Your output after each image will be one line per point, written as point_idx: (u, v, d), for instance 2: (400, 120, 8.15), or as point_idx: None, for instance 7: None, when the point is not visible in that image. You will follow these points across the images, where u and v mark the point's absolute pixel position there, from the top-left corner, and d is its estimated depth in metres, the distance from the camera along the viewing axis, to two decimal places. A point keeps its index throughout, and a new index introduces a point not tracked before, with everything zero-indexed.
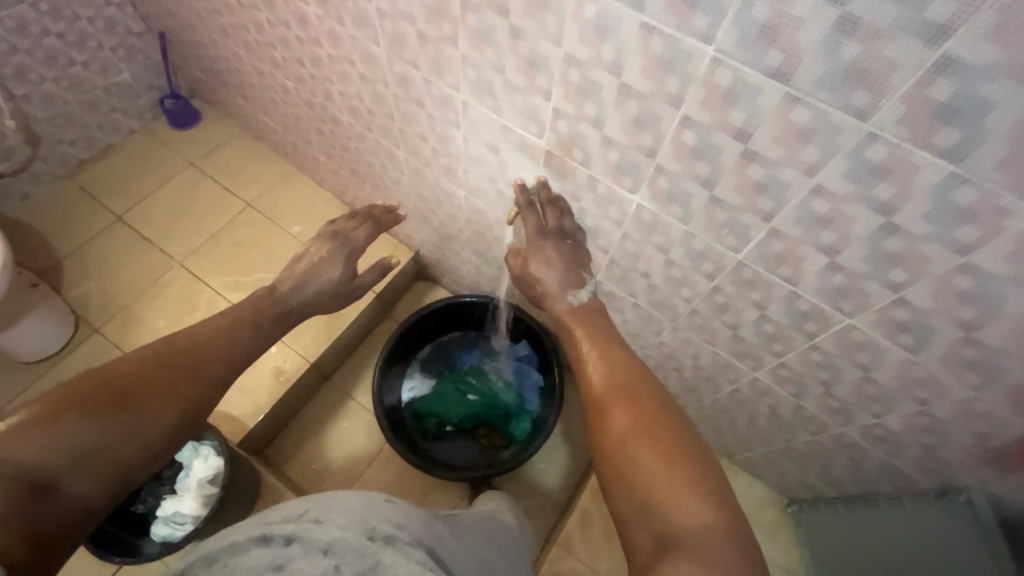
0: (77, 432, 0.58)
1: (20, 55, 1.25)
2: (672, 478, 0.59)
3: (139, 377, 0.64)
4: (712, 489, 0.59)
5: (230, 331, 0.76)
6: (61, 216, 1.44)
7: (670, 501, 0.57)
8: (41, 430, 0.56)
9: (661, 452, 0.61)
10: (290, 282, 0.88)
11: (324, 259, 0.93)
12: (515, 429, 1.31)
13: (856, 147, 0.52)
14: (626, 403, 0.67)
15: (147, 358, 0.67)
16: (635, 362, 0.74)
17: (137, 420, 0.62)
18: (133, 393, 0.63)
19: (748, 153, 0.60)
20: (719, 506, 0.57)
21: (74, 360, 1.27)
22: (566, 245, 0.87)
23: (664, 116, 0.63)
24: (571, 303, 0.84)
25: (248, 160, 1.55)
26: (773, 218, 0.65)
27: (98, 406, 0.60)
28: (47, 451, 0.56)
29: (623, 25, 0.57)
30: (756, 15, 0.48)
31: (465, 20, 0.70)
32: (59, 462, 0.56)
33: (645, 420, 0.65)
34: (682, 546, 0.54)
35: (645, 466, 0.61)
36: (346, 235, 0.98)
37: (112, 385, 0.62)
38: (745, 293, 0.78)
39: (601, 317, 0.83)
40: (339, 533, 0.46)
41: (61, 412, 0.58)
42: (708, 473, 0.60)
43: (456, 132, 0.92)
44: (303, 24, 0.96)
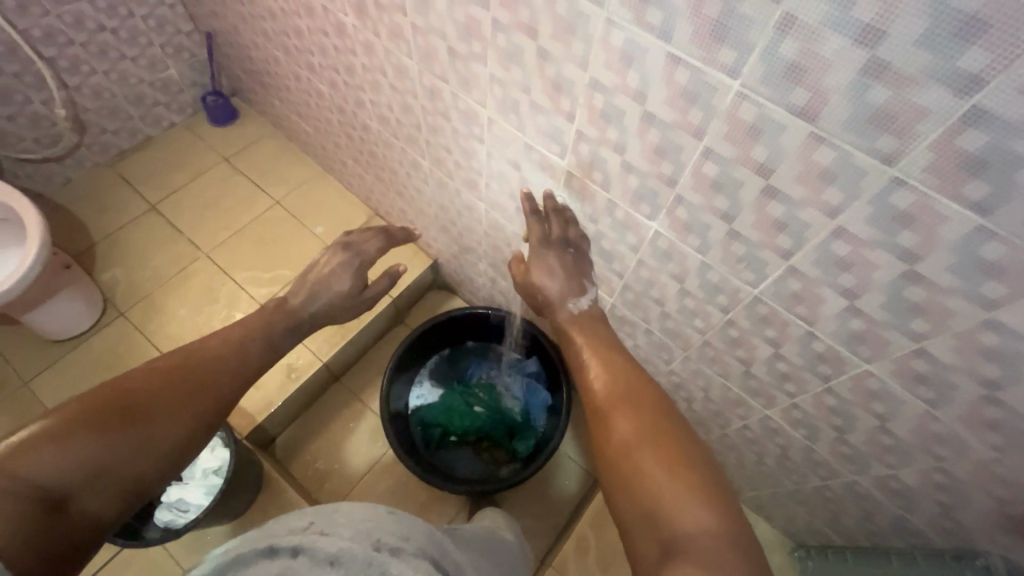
0: (89, 447, 0.55)
1: (75, 48, 1.31)
2: (676, 484, 0.57)
3: (151, 390, 0.62)
4: (715, 494, 0.56)
5: (241, 342, 0.76)
6: (99, 201, 1.50)
7: (673, 506, 0.55)
8: (50, 443, 0.53)
9: (666, 459, 0.59)
10: (305, 291, 0.88)
11: (335, 270, 0.91)
12: (518, 445, 1.29)
13: (881, 193, 0.51)
14: (628, 411, 0.66)
15: (160, 373, 0.65)
16: (639, 375, 0.73)
17: (148, 434, 0.60)
18: (145, 408, 0.61)
19: (770, 189, 0.59)
20: (725, 510, 0.55)
21: (98, 341, 1.32)
22: (568, 254, 0.88)
23: (685, 146, 0.62)
24: (575, 310, 0.86)
25: (279, 159, 1.59)
26: (792, 256, 0.63)
27: (110, 421, 0.57)
28: (57, 465, 0.52)
29: (648, 54, 0.57)
30: (783, 54, 0.48)
31: (495, 40, 0.71)
32: (69, 478, 0.53)
33: (645, 428, 0.64)
34: (688, 551, 0.51)
35: (651, 473, 0.59)
36: (357, 247, 0.94)
37: (124, 401, 0.60)
38: (759, 329, 0.77)
39: (600, 324, 0.84)
40: (345, 544, 0.46)
41: (71, 426, 0.55)
42: (715, 481, 0.58)
43: (480, 147, 0.93)
44: (341, 34, 0.98)
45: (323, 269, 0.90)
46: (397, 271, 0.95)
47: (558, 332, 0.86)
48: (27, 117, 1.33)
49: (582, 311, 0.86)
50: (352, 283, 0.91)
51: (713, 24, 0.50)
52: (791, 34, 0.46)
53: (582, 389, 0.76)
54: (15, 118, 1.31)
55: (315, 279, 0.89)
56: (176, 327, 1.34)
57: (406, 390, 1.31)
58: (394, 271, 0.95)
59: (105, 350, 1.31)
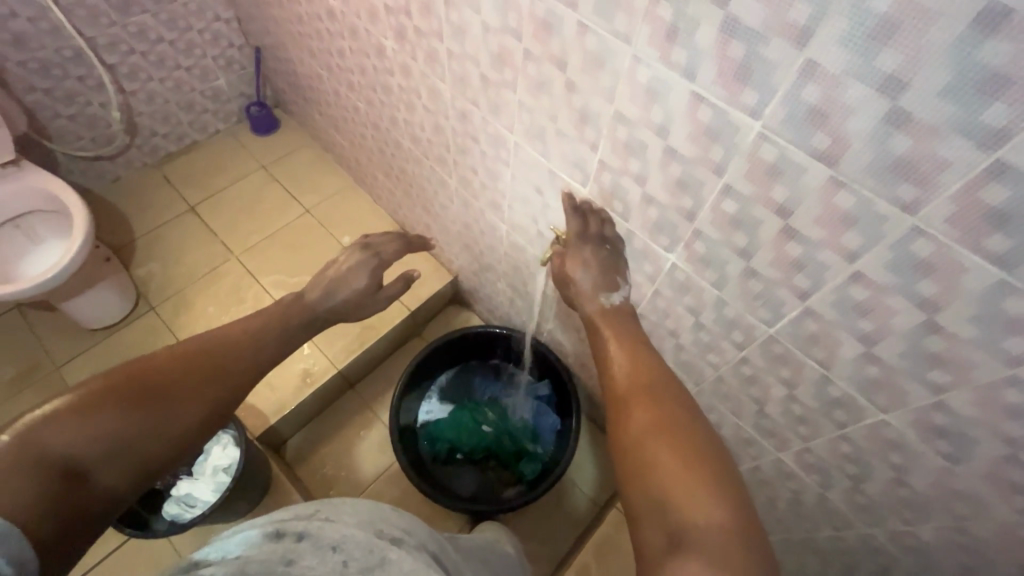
0: (111, 424, 0.57)
1: (136, 56, 1.40)
2: (692, 479, 0.56)
3: (175, 371, 0.64)
4: (727, 491, 0.56)
5: (260, 335, 0.74)
6: (143, 199, 1.57)
7: (684, 499, 0.55)
8: (72, 417, 0.55)
9: (682, 453, 0.58)
10: (320, 288, 0.87)
11: (352, 268, 0.90)
12: (524, 467, 1.29)
13: (900, 240, 0.50)
14: (647, 402, 0.66)
15: (180, 356, 0.66)
16: (659, 368, 0.71)
17: (169, 414, 0.61)
18: (167, 389, 0.62)
19: (788, 229, 0.59)
20: (736, 509, 0.54)
21: (129, 332, 1.36)
22: (604, 250, 0.84)
23: (706, 181, 0.63)
24: (604, 304, 0.82)
25: (314, 169, 1.66)
26: (810, 296, 0.63)
27: (132, 398, 0.59)
28: (79, 438, 0.54)
29: (672, 91, 0.58)
30: (805, 97, 0.48)
31: (525, 69, 0.74)
32: (89, 451, 0.55)
33: (663, 421, 0.63)
34: (695, 546, 0.51)
35: (664, 466, 0.57)
36: (375, 246, 0.93)
37: (146, 382, 0.62)
38: (774, 369, 0.76)
39: (629, 324, 0.81)
40: (349, 531, 0.47)
41: (95, 401, 0.57)
42: (728, 478, 0.57)
43: (505, 170, 0.95)
44: (380, 56, 1.03)
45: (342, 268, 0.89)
46: (412, 276, 0.90)
47: (585, 323, 0.83)
48: (86, 118, 1.42)
49: (614, 307, 0.83)
50: (369, 280, 0.90)
51: (736, 67, 0.51)
52: (814, 80, 0.47)
53: (602, 375, 0.76)
54: (74, 118, 1.40)
55: (332, 277, 0.88)
56: (202, 325, 1.38)
57: (417, 403, 1.32)
58: (410, 276, 0.90)
59: (133, 342, 1.35)
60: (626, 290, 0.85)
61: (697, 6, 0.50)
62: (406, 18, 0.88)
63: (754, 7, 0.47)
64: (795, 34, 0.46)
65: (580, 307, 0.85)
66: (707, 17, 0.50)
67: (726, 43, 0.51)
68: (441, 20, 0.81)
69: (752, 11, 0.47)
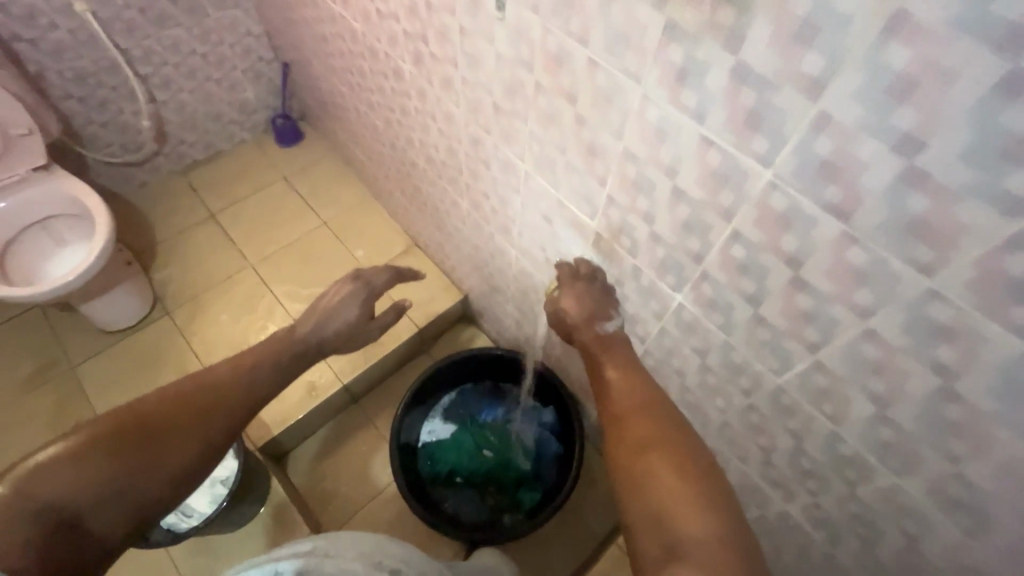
0: (99, 471, 0.57)
1: (168, 67, 1.45)
2: (686, 487, 0.56)
3: (162, 413, 0.62)
4: (720, 498, 0.56)
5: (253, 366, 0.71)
6: (167, 205, 1.61)
7: (680, 511, 0.55)
8: (61, 467, 0.56)
9: (676, 462, 0.58)
10: (309, 322, 0.79)
11: (341, 301, 0.82)
12: (523, 496, 1.27)
13: (916, 302, 0.48)
14: (642, 412, 0.67)
15: (174, 396, 0.64)
16: (651, 386, 0.71)
17: (157, 457, 0.60)
18: (152, 429, 0.61)
19: (797, 280, 0.56)
20: (730, 516, 0.54)
21: (145, 335, 1.38)
22: (598, 285, 0.86)
23: (714, 225, 0.61)
24: (599, 331, 0.83)
25: (334, 182, 1.68)
26: (820, 350, 0.60)
27: (122, 442, 0.59)
28: (67, 489, 0.55)
29: (681, 133, 0.57)
30: (817, 149, 0.46)
31: (537, 101, 0.73)
32: (79, 500, 0.56)
33: (657, 429, 0.63)
34: (691, 558, 0.51)
35: (661, 477, 0.57)
36: (365, 276, 0.85)
37: (138, 427, 0.60)
38: (782, 419, 0.73)
39: (626, 349, 0.82)
40: (349, 566, 0.53)
41: (87, 447, 0.57)
42: (721, 492, 0.57)
43: (515, 197, 0.94)
44: (399, 78, 1.04)
45: (330, 300, 0.82)
46: (405, 305, 0.89)
47: (582, 350, 0.84)
48: (117, 125, 1.46)
49: (608, 332, 0.84)
50: (361, 310, 0.83)
51: (747, 113, 0.49)
52: (827, 133, 0.45)
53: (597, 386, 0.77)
54: (107, 125, 1.44)
55: (321, 310, 0.81)
56: (214, 331, 1.39)
57: (419, 422, 1.31)
58: (402, 305, 0.88)
59: (146, 345, 1.36)
60: (620, 320, 0.86)
61: (707, 50, 0.49)
62: (423, 44, 0.88)
63: (764, 55, 0.45)
64: (808, 85, 0.44)
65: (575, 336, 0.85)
66: (717, 61, 0.49)
67: (736, 89, 0.49)
68: (456, 47, 0.81)
69: (763, 58, 0.45)
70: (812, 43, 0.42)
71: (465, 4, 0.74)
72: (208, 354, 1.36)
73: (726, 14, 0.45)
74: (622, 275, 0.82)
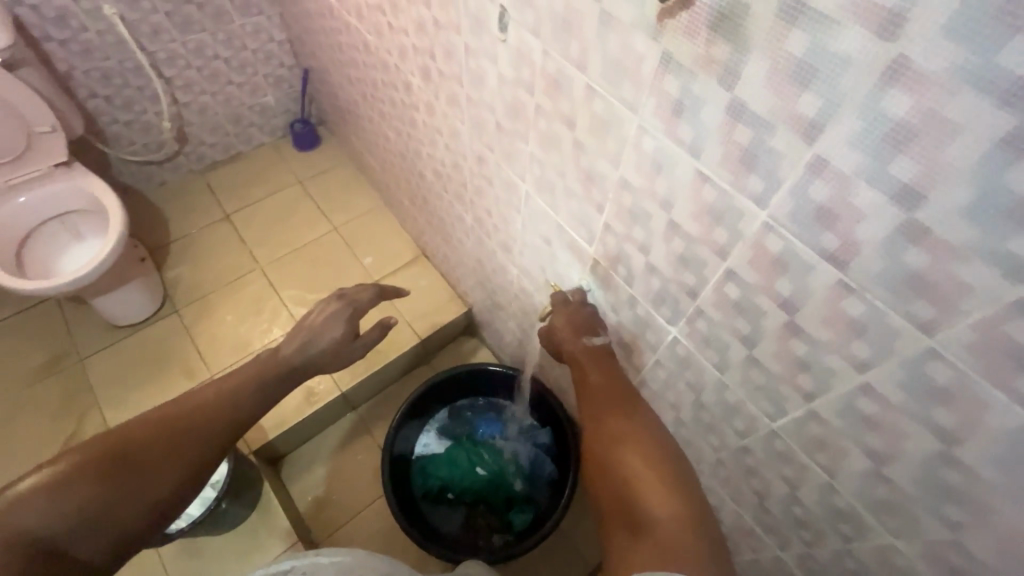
0: (81, 499, 0.55)
1: (192, 71, 1.48)
2: (651, 475, 0.61)
3: (146, 439, 0.61)
4: (681, 484, 0.61)
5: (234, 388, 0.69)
6: (183, 204, 1.63)
7: (646, 495, 0.60)
8: (44, 495, 0.54)
9: (644, 453, 0.64)
10: (296, 342, 0.77)
11: (325, 321, 0.80)
12: (514, 517, 1.25)
13: (914, 360, 0.45)
14: (614, 405, 0.71)
15: (156, 421, 0.63)
16: (634, 393, 0.74)
17: (141, 482, 0.59)
18: (135, 455, 0.59)
19: (793, 325, 0.54)
20: (691, 499, 0.59)
21: (153, 331, 1.40)
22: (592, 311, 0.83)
23: (709, 262, 0.58)
24: (588, 344, 0.80)
25: (347, 188, 1.69)
26: (814, 399, 0.57)
27: (104, 468, 0.57)
28: (49, 516, 0.54)
29: (677, 166, 0.55)
30: (813, 194, 0.44)
31: (537, 123, 0.72)
32: (60, 528, 0.54)
33: (627, 421, 0.68)
34: (655, 535, 0.56)
35: (639, 473, 0.62)
36: (350, 295, 0.84)
37: (120, 453, 0.59)
38: (776, 465, 0.69)
39: (613, 363, 0.79)
40: None
41: (69, 476, 0.56)
42: (691, 487, 0.61)
43: (516, 216, 0.93)
44: (409, 92, 1.04)
45: (315, 319, 0.80)
46: (391, 323, 0.85)
47: (569, 358, 0.82)
48: (140, 125, 1.50)
49: (595, 346, 0.81)
50: (346, 330, 0.80)
51: (742, 152, 0.47)
52: (822, 177, 0.42)
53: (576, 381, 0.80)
54: (130, 124, 1.48)
55: (307, 329, 0.79)
56: (220, 332, 1.40)
57: (415, 435, 1.29)
58: (388, 322, 0.85)
59: (153, 342, 1.38)
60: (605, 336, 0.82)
61: (703, 84, 0.47)
62: (430, 59, 0.88)
63: (760, 93, 0.43)
64: (804, 127, 0.42)
65: (564, 347, 0.83)
66: (713, 96, 0.47)
67: (732, 125, 0.47)
68: (461, 64, 0.81)
69: (759, 96, 0.43)
70: (809, 85, 0.40)
71: (470, 23, 0.73)
72: (211, 353, 1.37)
73: (721, 50, 0.44)
74: (618, 304, 0.79)
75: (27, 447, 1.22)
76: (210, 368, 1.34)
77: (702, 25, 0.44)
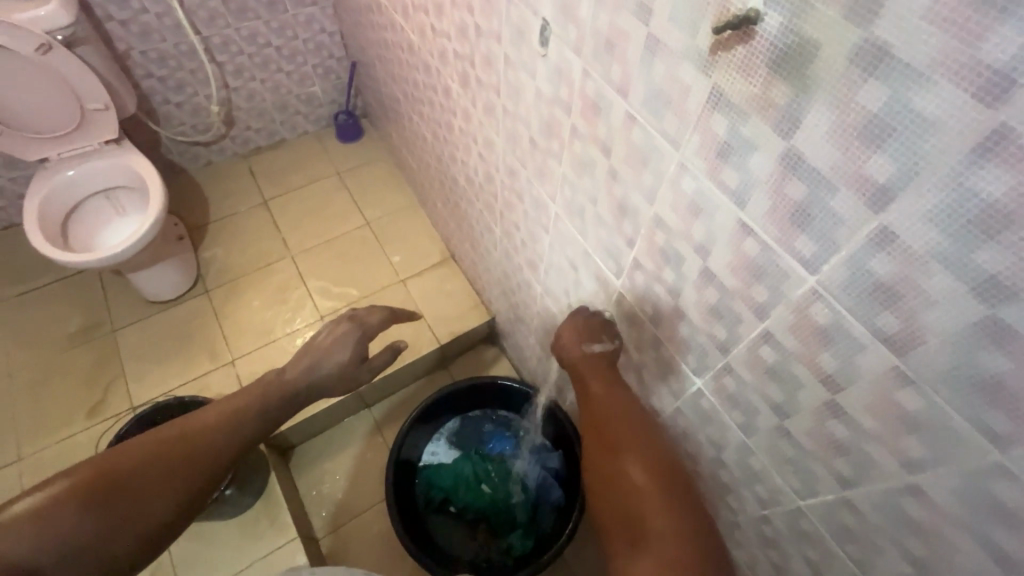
0: (71, 525, 0.54)
1: (244, 57, 1.50)
2: (652, 485, 0.56)
3: (143, 464, 0.59)
4: (681, 497, 0.55)
5: (236, 412, 0.68)
6: (224, 186, 1.66)
7: (645, 507, 0.54)
8: (34, 522, 0.53)
9: (645, 461, 0.58)
10: (304, 362, 0.76)
11: (335, 340, 0.78)
12: (514, 540, 1.20)
13: (977, 473, 0.39)
14: (616, 402, 0.65)
15: (155, 445, 0.61)
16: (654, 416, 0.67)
17: (133, 509, 0.57)
18: (130, 483, 0.58)
19: (833, 405, 0.48)
20: (690, 513, 0.54)
21: (183, 310, 1.42)
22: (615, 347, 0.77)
23: (744, 319, 0.52)
24: (587, 350, 0.71)
25: (383, 184, 1.68)
26: (851, 488, 0.51)
27: (97, 495, 0.56)
28: (34, 544, 0.52)
29: (717, 212, 0.49)
30: (874, 268, 0.38)
31: (572, 145, 0.67)
32: (46, 555, 0.53)
33: (630, 425, 0.62)
34: (654, 551, 0.51)
35: (638, 484, 0.56)
36: (360, 315, 0.81)
37: (116, 479, 0.58)
38: (799, 543, 0.64)
39: (615, 376, 0.69)
40: None
41: (62, 502, 0.55)
42: (691, 496, 0.56)
43: (544, 236, 0.89)
44: (447, 96, 1.01)
45: (323, 339, 0.78)
46: (401, 346, 0.86)
47: (566, 364, 0.72)
48: (190, 106, 1.53)
49: (597, 353, 0.71)
50: (354, 353, 0.78)
51: (794, 209, 0.41)
52: (887, 251, 0.37)
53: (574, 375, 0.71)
54: (181, 105, 1.52)
55: (313, 350, 0.78)
56: (246, 317, 1.41)
57: (423, 442, 1.26)
58: (398, 346, 0.85)
59: (182, 321, 1.40)
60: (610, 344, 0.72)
61: (755, 128, 0.41)
62: (470, 66, 0.84)
63: (822, 148, 0.37)
64: (870, 193, 0.36)
65: (559, 350, 0.74)
66: (765, 143, 0.41)
67: (784, 178, 0.41)
68: (500, 75, 0.76)
69: (819, 150, 0.37)
70: (883, 147, 0.34)
71: (511, 33, 0.68)
72: (234, 337, 1.38)
73: (780, 93, 0.38)
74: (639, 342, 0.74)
75: (54, 413, 1.26)
76: (232, 352, 1.35)
77: (759, 63, 0.38)
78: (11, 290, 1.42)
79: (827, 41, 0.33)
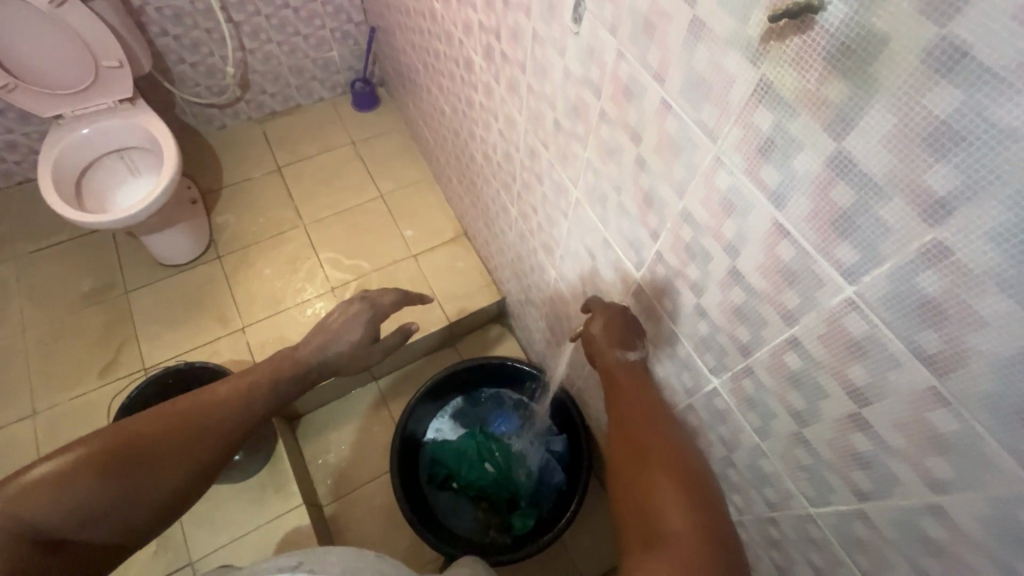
0: (87, 492, 0.54)
1: (261, 18, 1.46)
2: (676, 485, 0.54)
3: (154, 437, 0.59)
4: (706, 504, 0.53)
5: (250, 392, 0.69)
6: (237, 150, 1.63)
7: (665, 504, 0.53)
8: (51, 485, 0.53)
9: (672, 466, 0.57)
10: (317, 341, 0.78)
11: (344, 322, 0.80)
12: (515, 519, 1.21)
13: (1008, 501, 0.38)
14: (645, 405, 0.64)
15: (171, 418, 0.61)
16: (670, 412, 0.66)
17: (148, 480, 0.57)
18: (143, 454, 0.58)
19: (860, 419, 0.46)
20: (714, 521, 0.52)
21: (195, 274, 1.42)
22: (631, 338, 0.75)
23: (770, 323, 0.50)
24: (622, 358, 0.69)
25: (399, 156, 1.65)
26: (867, 501, 0.51)
27: (112, 465, 0.56)
28: (56, 508, 0.52)
29: (753, 211, 0.46)
30: (922, 284, 0.36)
31: (599, 130, 0.64)
32: (65, 520, 0.52)
33: (661, 434, 0.61)
34: (669, 546, 0.49)
35: (659, 483, 0.55)
36: (372, 295, 0.83)
37: (131, 448, 0.57)
38: (806, 549, 0.64)
39: (648, 381, 0.68)
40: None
41: (81, 469, 0.54)
42: (719, 508, 0.54)
43: (563, 221, 0.86)
44: (469, 69, 0.97)
45: (334, 320, 0.80)
46: (411, 329, 0.86)
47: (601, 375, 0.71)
48: (205, 67, 1.50)
49: (631, 360, 0.69)
50: (364, 332, 0.81)
51: (838, 214, 0.39)
52: (938, 268, 0.35)
53: (606, 377, 0.70)
54: (196, 66, 1.49)
55: (325, 330, 0.79)
56: (257, 285, 1.41)
57: (428, 417, 1.26)
58: (409, 327, 0.85)
59: (194, 285, 1.40)
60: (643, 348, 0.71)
61: (804, 126, 0.38)
62: (495, 40, 0.81)
63: (877, 152, 0.35)
64: (928, 205, 0.33)
65: (596, 360, 0.72)
66: (814, 142, 0.38)
67: (831, 181, 0.38)
68: (527, 52, 0.73)
69: (873, 153, 0.35)
70: (947, 158, 0.31)
71: (542, 7, 0.65)
72: (246, 304, 1.38)
73: (836, 90, 0.35)
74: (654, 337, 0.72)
75: (67, 370, 1.28)
76: (242, 318, 1.36)
77: (816, 56, 0.35)
78: (26, 246, 1.43)
79: (899, 36, 0.31)
